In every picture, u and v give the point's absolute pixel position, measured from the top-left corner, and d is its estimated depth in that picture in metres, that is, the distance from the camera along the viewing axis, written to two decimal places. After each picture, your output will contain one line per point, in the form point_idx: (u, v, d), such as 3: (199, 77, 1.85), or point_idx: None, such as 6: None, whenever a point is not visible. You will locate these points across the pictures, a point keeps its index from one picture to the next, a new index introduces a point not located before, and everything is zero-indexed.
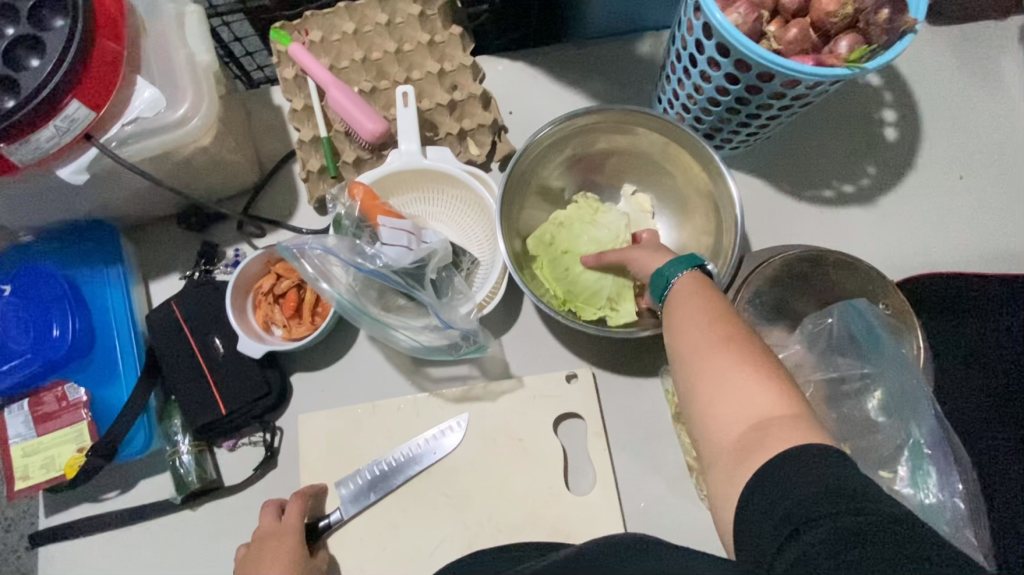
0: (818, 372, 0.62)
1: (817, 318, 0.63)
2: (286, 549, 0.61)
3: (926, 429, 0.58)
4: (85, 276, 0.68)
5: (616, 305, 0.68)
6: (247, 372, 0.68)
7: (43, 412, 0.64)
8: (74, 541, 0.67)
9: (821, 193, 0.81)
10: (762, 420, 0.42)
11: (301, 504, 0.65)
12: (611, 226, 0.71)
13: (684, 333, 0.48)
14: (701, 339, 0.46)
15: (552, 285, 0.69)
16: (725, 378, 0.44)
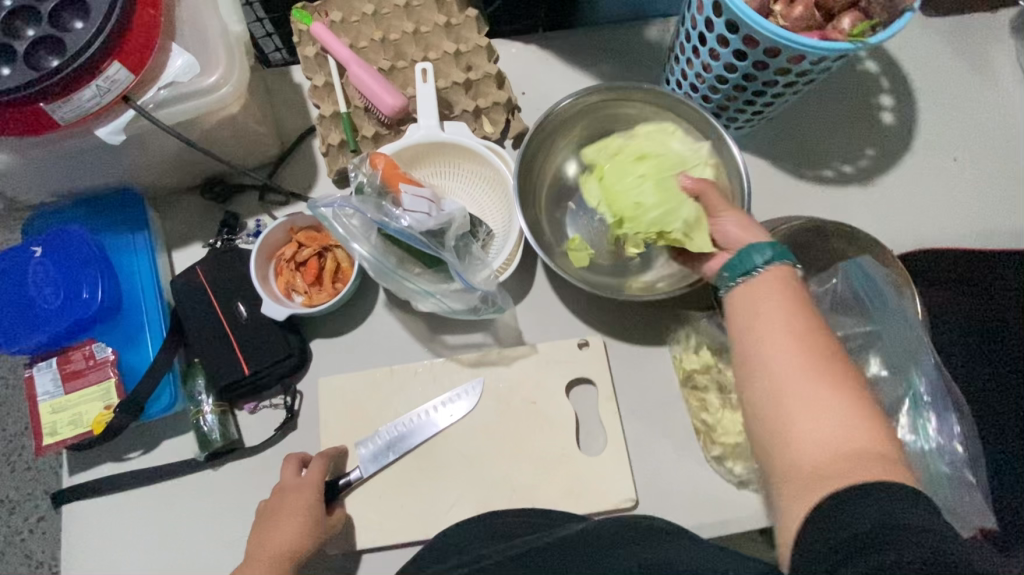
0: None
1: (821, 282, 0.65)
2: (302, 504, 0.63)
3: (926, 379, 0.61)
4: (112, 240, 0.70)
5: (689, 233, 0.62)
6: (270, 335, 0.70)
7: (71, 370, 0.66)
8: (97, 499, 0.69)
9: (822, 173, 0.84)
10: (855, 454, 0.43)
11: (320, 462, 0.67)
12: (693, 153, 0.69)
13: (772, 346, 0.47)
14: (796, 360, 0.46)
15: (615, 193, 0.67)
16: (816, 403, 0.45)
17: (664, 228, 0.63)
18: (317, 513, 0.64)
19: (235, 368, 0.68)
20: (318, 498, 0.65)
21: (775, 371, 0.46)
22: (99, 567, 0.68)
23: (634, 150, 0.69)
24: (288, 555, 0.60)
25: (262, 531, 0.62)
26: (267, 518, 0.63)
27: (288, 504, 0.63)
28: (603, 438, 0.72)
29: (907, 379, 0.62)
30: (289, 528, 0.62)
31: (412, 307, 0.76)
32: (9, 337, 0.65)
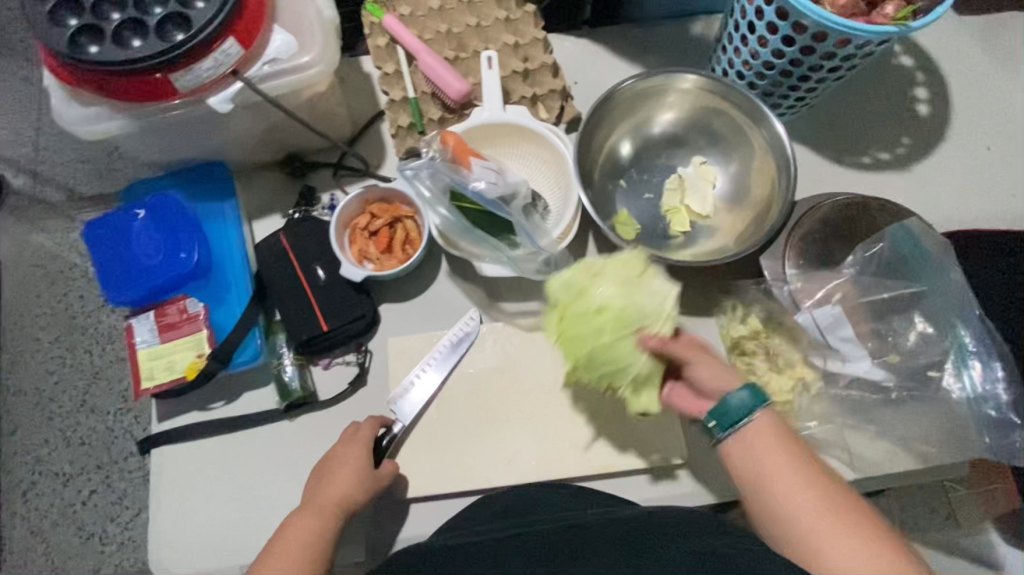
0: (863, 297, 0.72)
1: (865, 249, 0.72)
2: (355, 458, 0.67)
3: (971, 331, 0.67)
4: (203, 207, 0.77)
5: (638, 390, 0.67)
6: (346, 295, 0.75)
7: (167, 322, 0.72)
8: (181, 445, 0.74)
9: (860, 159, 0.89)
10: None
11: (372, 424, 0.71)
12: (657, 297, 0.64)
13: (797, 488, 0.54)
14: (817, 506, 0.53)
15: (570, 347, 0.66)
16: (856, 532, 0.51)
17: (613, 381, 0.67)
18: (367, 468, 0.67)
19: (314, 325, 0.74)
20: (369, 456, 0.68)
21: (815, 513, 0.52)
22: (183, 508, 0.73)
23: (596, 301, 0.64)
24: (340, 505, 0.64)
25: (319, 481, 0.66)
26: (324, 470, 0.67)
27: (339, 457, 0.68)
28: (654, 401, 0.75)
29: (953, 331, 0.68)
30: (342, 480, 0.66)
31: (472, 276, 0.81)
32: (115, 289, 0.72)
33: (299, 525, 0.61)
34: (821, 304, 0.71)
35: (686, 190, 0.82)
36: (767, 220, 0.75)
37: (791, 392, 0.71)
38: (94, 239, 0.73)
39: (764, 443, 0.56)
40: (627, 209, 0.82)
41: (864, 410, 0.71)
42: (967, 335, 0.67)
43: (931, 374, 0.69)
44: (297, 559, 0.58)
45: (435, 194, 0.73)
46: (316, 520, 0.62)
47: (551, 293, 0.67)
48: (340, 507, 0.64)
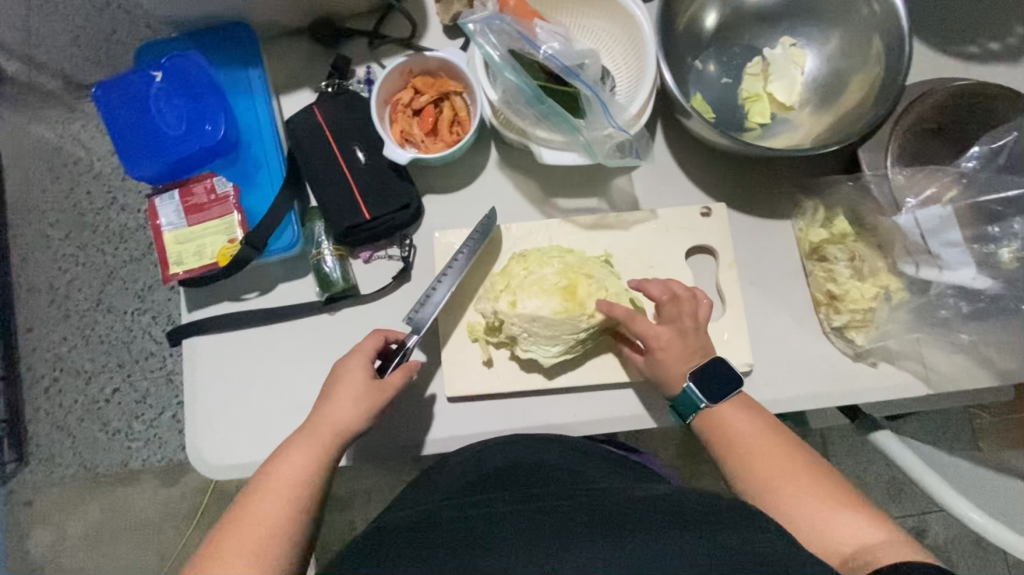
0: (980, 196, 0.64)
1: (990, 141, 0.64)
2: (353, 369, 0.61)
3: None
4: (227, 75, 0.68)
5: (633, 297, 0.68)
6: (388, 181, 0.68)
7: (193, 203, 0.65)
8: (213, 337, 0.69)
9: (966, 49, 0.78)
10: (868, 543, 0.51)
11: (376, 336, 0.64)
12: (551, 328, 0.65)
13: (756, 454, 0.58)
14: (787, 465, 0.57)
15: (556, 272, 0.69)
16: (808, 500, 0.54)
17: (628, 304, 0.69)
18: (365, 383, 0.60)
19: (356, 212, 0.67)
20: (369, 374, 0.61)
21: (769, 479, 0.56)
22: (222, 401, 0.69)
23: None
24: (337, 430, 0.59)
25: (319, 403, 0.61)
26: (326, 389, 0.61)
27: (342, 376, 0.61)
28: (720, 307, 0.70)
29: None
30: (341, 401, 0.60)
31: (525, 166, 0.73)
32: (133, 162, 0.65)
33: (294, 457, 0.57)
34: (926, 204, 0.64)
35: (774, 74, 0.72)
36: (867, 108, 0.67)
37: (873, 300, 0.66)
38: (106, 106, 0.65)
39: (730, 416, 0.60)
40: (701, 93, 0.73)
41: (953, 322, 0.66)
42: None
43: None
44: (277, 513, 0.54)
45: (502, 54, 0.62)
46: (313, 449, 0.57)
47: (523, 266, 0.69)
48: (337, 432, 0.59)
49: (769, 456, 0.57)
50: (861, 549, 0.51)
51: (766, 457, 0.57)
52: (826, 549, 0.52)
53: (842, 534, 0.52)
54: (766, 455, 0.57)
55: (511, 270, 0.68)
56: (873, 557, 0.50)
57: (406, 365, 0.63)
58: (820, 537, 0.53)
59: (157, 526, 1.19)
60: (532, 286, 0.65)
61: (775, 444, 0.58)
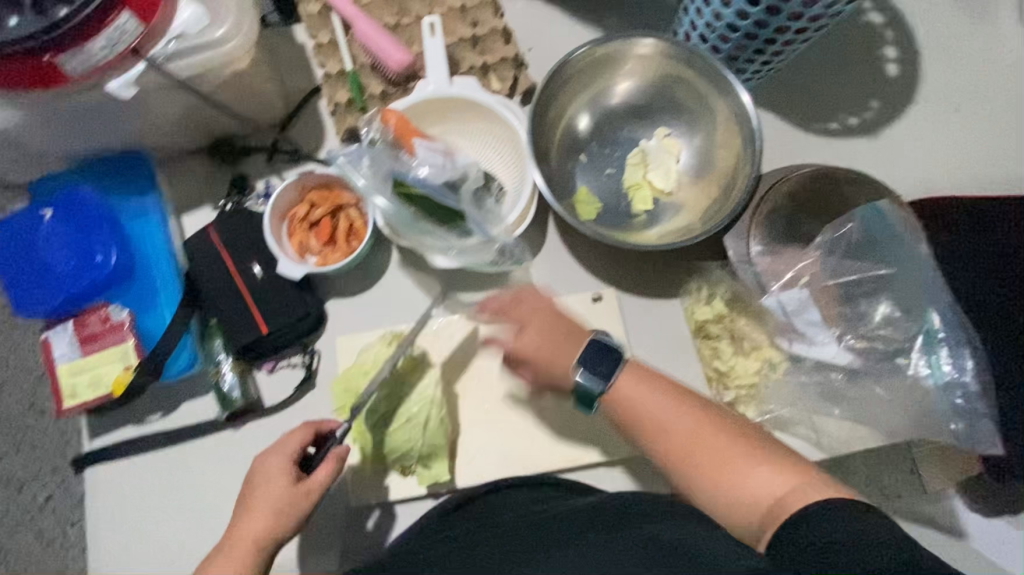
0: (833, 279, 0.69)
1: (833, 229, 0.69)
2: (271, 472, 0.58)
3: (939, 318, 0.66)
4: (122, 203, 0.70)
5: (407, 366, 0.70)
6: (284, 295, 0.70)
7: (88, 333, 0.66)
8: (120, 461, 0.70)
9: (828, 125, 0.85)
10: (780, 493, 0.46)
11: (306, 430, 0.61)
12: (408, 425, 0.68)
13: (667, 419, 0.55)
14: (702, 431, 0.53)
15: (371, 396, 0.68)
16: (715, 466, 0.51)
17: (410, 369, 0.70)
18: (285, 491, 0.58)
19: (253, 329, 0.68)
20: (291, 480, 0.58)
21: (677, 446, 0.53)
22: (128, 526, 0.69)
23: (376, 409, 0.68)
24: (253, 542, 0.57)
25: (239, 509, 0.58)
26: (245, 493, 0.59)
27: (258, 486, 0.58)
28: (619, 390, 0.73)
29: (922, 315, 0.67)
30: (259, 513, 0.57)
31: (424, 265, 0.76)
32: (23, 298, 0.65)
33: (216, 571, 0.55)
34: (787, 287, 0.69)
35: (651, 166, 0.77)
36: (731, 195, 0.72)
37: (756, 373, 0.70)
38: None
39: (631, 387, 0.58)
40: (587, 185, 0.78)
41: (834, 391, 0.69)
42: (935, 319, 0.66)
43: (899, 362, 0.67)
44: None
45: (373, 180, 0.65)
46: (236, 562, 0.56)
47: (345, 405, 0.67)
48: (257, 544, 0.57)
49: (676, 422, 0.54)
50: (774, 504, 0.46)
51: (669, 424, 0.55)
52: (747, 515, 0.48)
53: (759, 487, 0.48)
54: (675, 421, 0.55)
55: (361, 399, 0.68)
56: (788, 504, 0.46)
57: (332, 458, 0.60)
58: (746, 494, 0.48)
59: None
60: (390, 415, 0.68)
61: (685, 419, 0.54)
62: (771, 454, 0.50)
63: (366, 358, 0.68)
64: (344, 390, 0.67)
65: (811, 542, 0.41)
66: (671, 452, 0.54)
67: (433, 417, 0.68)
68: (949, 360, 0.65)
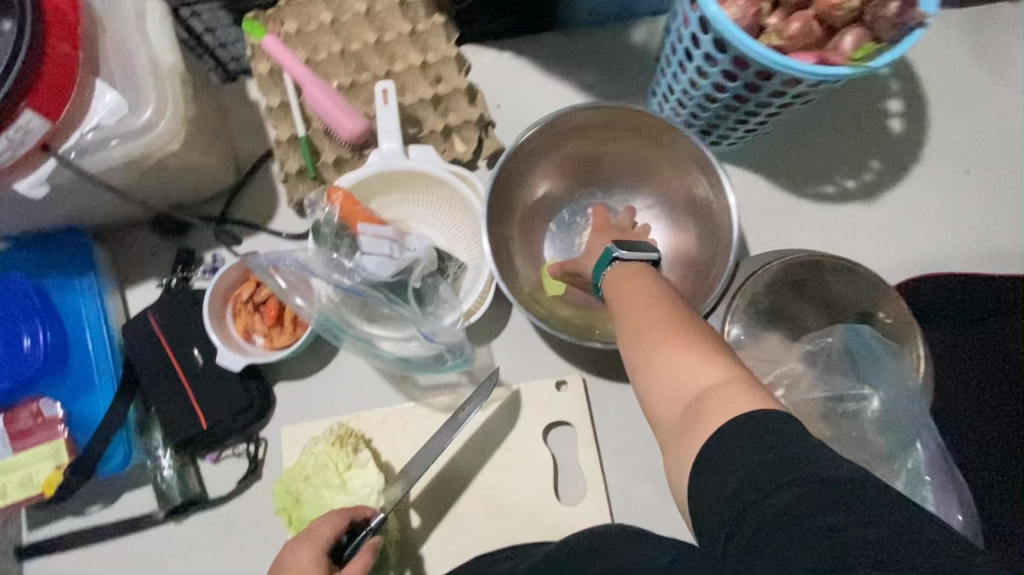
0: (816, 391, 0.62)
1: (812, 339, 0.64)
2: (304, 566, 0.52)
3: (923, 452, 0.57)
4: (56, 286, 0.66)
5: (351, 463, 0.63)
6: (226, 384, 0.66)
7: (18, 429, 0.63)
8: (56, 557, 0.66)
9: (822, 188, 0.78)
10: (701, 390, 0.40)
11: (337, 520, 0.56)
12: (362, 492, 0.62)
13: (622, 301, 0.47)
14: (652, 324, 0.44)
15: (300, 502, 0.62)
16: (645, 334, 0.44)
17: (351, 462, 0.63)
18: None
19: (193, 423, 0.65)
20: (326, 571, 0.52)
21: (622, 314, 0.46)
22: None
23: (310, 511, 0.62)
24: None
25: None
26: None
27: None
28: (584, 486, 0.68)
29: (904, 445, 0.58)
30: None
31: None
32: None
33: None
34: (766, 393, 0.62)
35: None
36: (708, 281, 0.65)
37: None
38: None
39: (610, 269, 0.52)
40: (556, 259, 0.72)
41: None
42: (918, 453, 0.57)
43: None
44: None
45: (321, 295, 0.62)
46: None
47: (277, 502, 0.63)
48: None
49: (634, 303, 0.46)
50: (693, 403, 0.40)
51: (621, 302, 0.47)
52: (662, 400, 0.43)
53: (681, 383, 0.41)
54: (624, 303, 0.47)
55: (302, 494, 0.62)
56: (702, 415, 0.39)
57: (369, 548, 0.55)
58: (670, 382, 0.42)
59: None
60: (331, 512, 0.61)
61: (650, 296, 0.46)
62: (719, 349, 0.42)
63: (307, 461, 0.63)
64: (284, 493, 0.63)
65: (720, 457, 0.37)
66: (614, 313, 0.48)
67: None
68: (936, 502, 0.55)
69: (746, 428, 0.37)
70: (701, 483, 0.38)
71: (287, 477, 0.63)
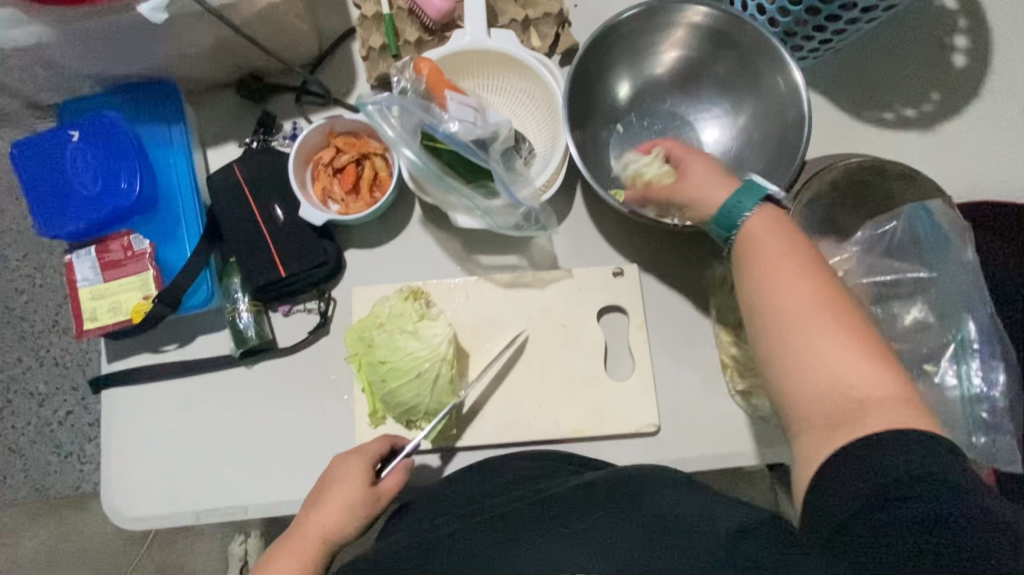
0: (865, 279, 0.64)
1: (873, 227, 0.65)
2: (351, 471, 0.62)
3: (977, 324, 0.59)
4: (149, 132, 0.69)
5: (422, 317, 0.68)
6: (306, 239, 0.70)
7: (111, 260, 0.67)
8: (132, 388, 0.70)
9: (882, 115, 0.80)
10: (863, 395, 0.44)
11: (383, 440, 0.65)
12: (431, 341, 0.66)
13: (777, 289, 0.50)
14: (815, 321, 0.47)
15: (372, 345, 0.67)
16: (810, 336, 0.47)
17: (422, 318, 0.68)
18: (361, 489, 0.61)
19: (271, 270, 0.68)
20: (368, 481, 0.61)
21: (780, 304, 0.49)
22: (137, 451, 0.69)
23: (381, 351, 0.66)
24: (323, 540, 0.58)
25: (307, 507, 0.61)
26: (318, 492, 0.62)
27: (337, 484, 0.61)
28: (632, 366, 0.72)
29: (957, 320, 0.61)
30: (333, 503, 0.60)
31: (448, 224, 0.74)
32: (48, 219, 0.65)
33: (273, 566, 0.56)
34: None
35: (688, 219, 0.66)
36: (770, 182, 0.68)
37: None
38: (23, 167, 0.65)
39: (757, 242, 0.53)
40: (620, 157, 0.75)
41: None
42: (970, 327, 0.60)
43: (925, 369, 0.60)
44: None
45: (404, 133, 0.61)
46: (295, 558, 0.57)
47: (349, 346, 0.68)
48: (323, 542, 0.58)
49: (794, 296, 0.49)
50: (848, 402, 0.45)
51: (778, 293, 0.49)
52: (812, 396, 0.46)
53: (842, 381, 0.45)
54: (782, 294, 0.49)
55: (375, 338, 0.67)
56: (864, 418, 0.44)
57: (402, 468, 0.63)
58: (827, 382, 0.46)
59: None
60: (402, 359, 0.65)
61: (806, 290, 0.49)
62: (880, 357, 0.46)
63: (381, 310, 0.69)
64: (357, 338, 0.68)
65: (864, 465, 0.42)
66: (766, 298, 0.50)
67: (443, 375, 0.66)
68: (978, 370, 0.58)
69: (911, 441, 0.41)
70: (837, 474, 0.42)
71: (361, 325, 0.68)
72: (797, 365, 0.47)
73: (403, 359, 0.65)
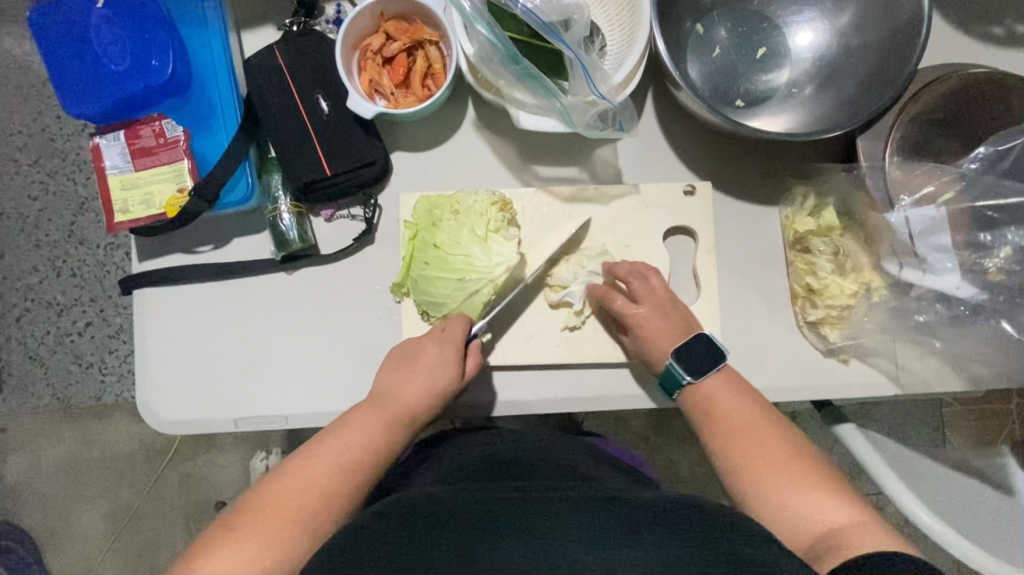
0: (976, 201, 0.63)
1: (998, 141, 0.62)
2: (445, 359, 0.58)
3: None
4: (178, 7, 0.63)
5: (496, 227, 0.64)
6: (352, 135, 0.64)
7: (140, 147, 0.62)
8: (163, 290, 0.66)
9: (990, 30, 0.71)
10: (834, 524, 0.47)
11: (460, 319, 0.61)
12: (497, 255, 0.63)
13: (743, 437, 0.54)
14: (775, 461, 0.52)
15: (435, 247, 0.63)
16: (776, 477, 0.51)
17: (493, 225, 0.64)
18: (451, 375, 0.58)
19: (315, 167, 0.63)
20: (457, 372, 0.59)
21: (741, 452, 0.53)
22: (170, 358, 0.66)
23: (444, 252, 0.63)
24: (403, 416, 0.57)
25: (386, 380, 0.58)
26: (405, 362, 0.59)
27: (426, 363, 0.58)
28: (696, 293, 0.67)
29: None
30: (415, 386, 0.57)
31: (505, 127, 0.68)
32: (74, 98, 0.60)
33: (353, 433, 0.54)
34: (920, 205, 0.63)
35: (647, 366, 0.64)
36: (872, 93, 0.61)
37: (852, 296, 0.63)
38: (44, 37, 0.60)
39: (715, 389, 0.58)
40: (700, 60, 0.67)
41: (930, 326, 0.64)
42: None
43: None
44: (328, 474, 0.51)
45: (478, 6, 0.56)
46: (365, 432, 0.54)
47: (411, 222, 0.64)
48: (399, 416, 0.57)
49: (750, 441, 0.54)
50: (823, 535, 0.47)
51: (743, 440, 0.54)
52: (788, 535, 0.49)
53: (812, 516, 0.48)
54: (744, 438, 0.54)
55: (443, 241, 0.63)
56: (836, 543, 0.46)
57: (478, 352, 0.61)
58: (797, 519, 0.49)
59: (108, 478, 1.09)
60: (465, 266, 0.62)
61: (769, 434, 0.54)
62: (830, 483, 0.51)
63: (464, 199, 0.65)
64: (423, 221, 0.64)
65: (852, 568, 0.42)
66: (733, 447, 0.54)
67: (482, 294, 0.63)
68: None
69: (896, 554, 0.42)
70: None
71: (428, 216, 0.64)
72: (765, 505, 0.50)
73: (460, 260, 0.62)
